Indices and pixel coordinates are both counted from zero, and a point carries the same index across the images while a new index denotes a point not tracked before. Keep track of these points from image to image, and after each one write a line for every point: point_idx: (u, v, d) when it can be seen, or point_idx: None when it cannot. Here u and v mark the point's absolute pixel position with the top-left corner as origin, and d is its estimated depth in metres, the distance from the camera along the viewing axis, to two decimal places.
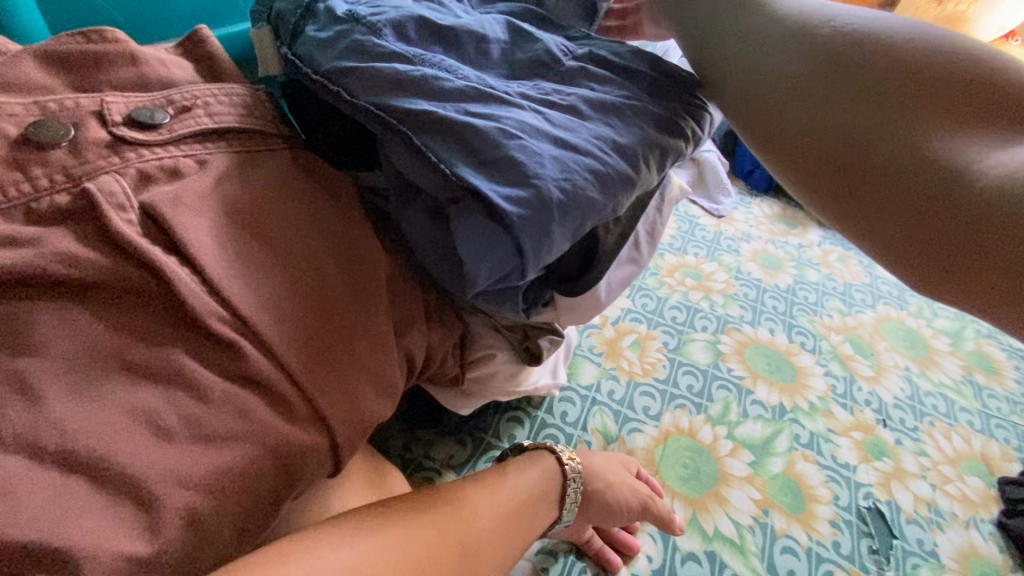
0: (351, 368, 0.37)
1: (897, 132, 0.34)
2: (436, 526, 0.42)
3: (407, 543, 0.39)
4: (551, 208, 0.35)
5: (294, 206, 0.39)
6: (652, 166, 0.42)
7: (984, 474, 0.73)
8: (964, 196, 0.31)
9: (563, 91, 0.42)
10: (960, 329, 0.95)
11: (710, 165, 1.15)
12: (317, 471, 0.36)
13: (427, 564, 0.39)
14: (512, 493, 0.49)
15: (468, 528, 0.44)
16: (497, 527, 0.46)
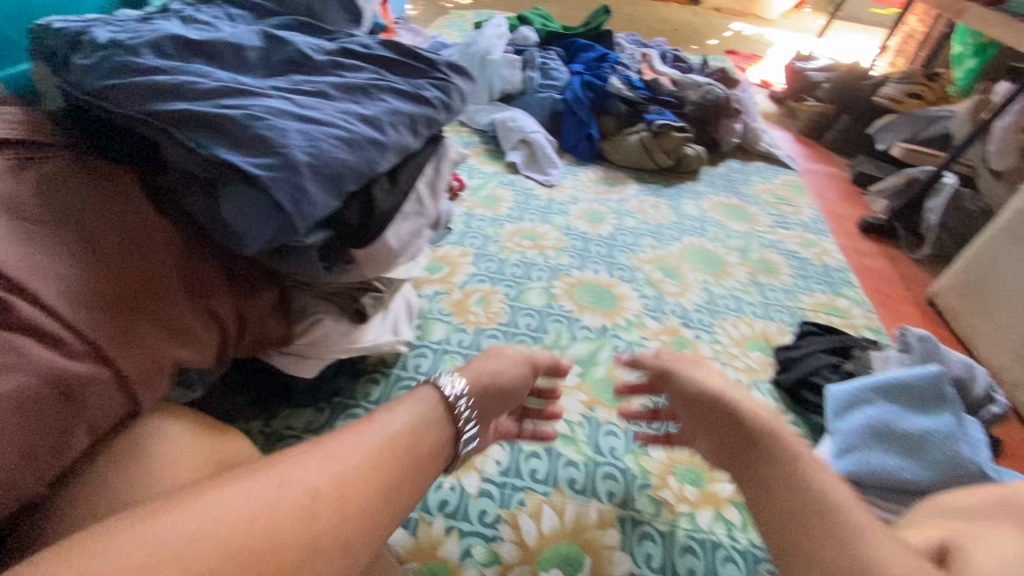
0: (131, 320, 0.42)
1: (783, 468, 0.50)
2: (298, 487, 0.35)
3: (259, 508, 0.33)
4: (299, 168, 0.45)
5: (54, 187, 0.42)
6: (399, 130, 0.54)
7: (764, 348, 0.92)
8: (813, 531, 0.44)
9: (313, 81, 0.52)
10: (748, 244, 1.18)
11: (538, 143, 1.31)
12: (112, 408, 0.40)
13: (277, 524, 0.33)
14: (380, 428, 0.42)
15: (335, 478, 0.37)
16: (372, 468, 0.39)
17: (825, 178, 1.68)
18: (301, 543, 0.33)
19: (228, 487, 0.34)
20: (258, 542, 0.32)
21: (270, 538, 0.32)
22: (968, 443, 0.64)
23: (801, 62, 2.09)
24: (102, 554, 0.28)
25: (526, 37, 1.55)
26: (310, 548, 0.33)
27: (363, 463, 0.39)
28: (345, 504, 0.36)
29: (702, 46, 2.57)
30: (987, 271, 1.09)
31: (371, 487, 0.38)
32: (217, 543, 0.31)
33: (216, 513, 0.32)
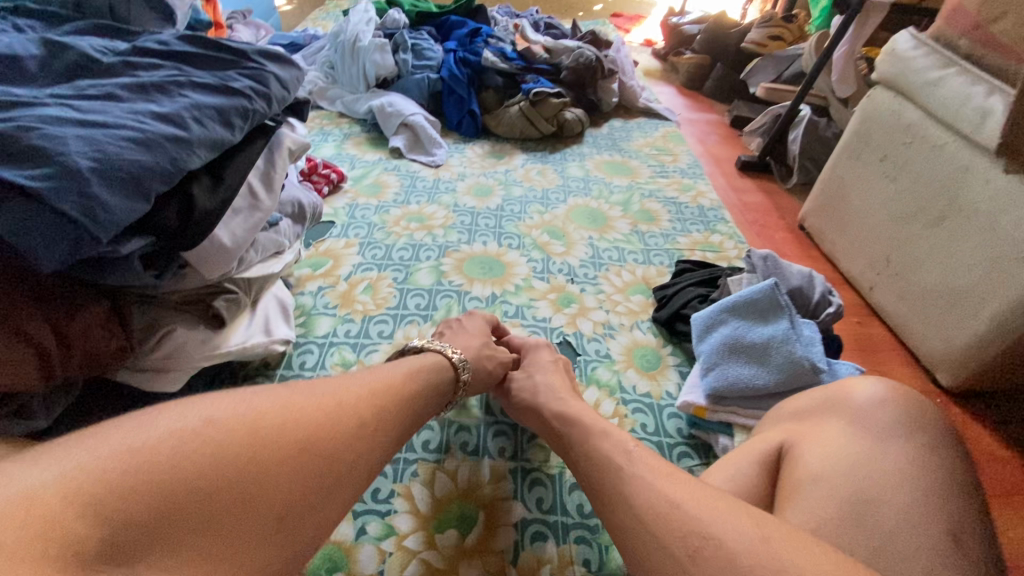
0: None
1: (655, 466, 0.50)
2: (328, 408, 0.47)
3: (301, 420, 0.45)
4: (83, 174, 0.43)
5: None
6: (206, 124, 0.53)
7: (645, 291, 0.98)
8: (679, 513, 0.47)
9: (99, 84, 0.50)
10: (630, 197, 1.23)
11: (419, 124, 1.29)
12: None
13: (288, 443, 0.42)
14: (392, 377, 0.56)
15: (360, 409, 0.49)
16: (384, 404, 0.52)
17: (706, 125, 1.77)
18: (328, 454, 0.44)
19: (261, 399, 0.45)
20: (301, 448, 0.43)
21: (304, 446, 0.43)
22: (802, 343, 0.70)
23: (676, 18, 2.18)
24: (181, 424, 0.39)
25: (396, 19, 1.52)
26: (330, 464, 0.44)
27: (384, 401, 0.52)
28: (365, 432, 0.48)
29: (587, 12, 2.62)
30: (838, 190, 1.19)
31: (334, 435, 0.46)
32: (262, 440, 0.41)
33: (272, 416, 0.43)
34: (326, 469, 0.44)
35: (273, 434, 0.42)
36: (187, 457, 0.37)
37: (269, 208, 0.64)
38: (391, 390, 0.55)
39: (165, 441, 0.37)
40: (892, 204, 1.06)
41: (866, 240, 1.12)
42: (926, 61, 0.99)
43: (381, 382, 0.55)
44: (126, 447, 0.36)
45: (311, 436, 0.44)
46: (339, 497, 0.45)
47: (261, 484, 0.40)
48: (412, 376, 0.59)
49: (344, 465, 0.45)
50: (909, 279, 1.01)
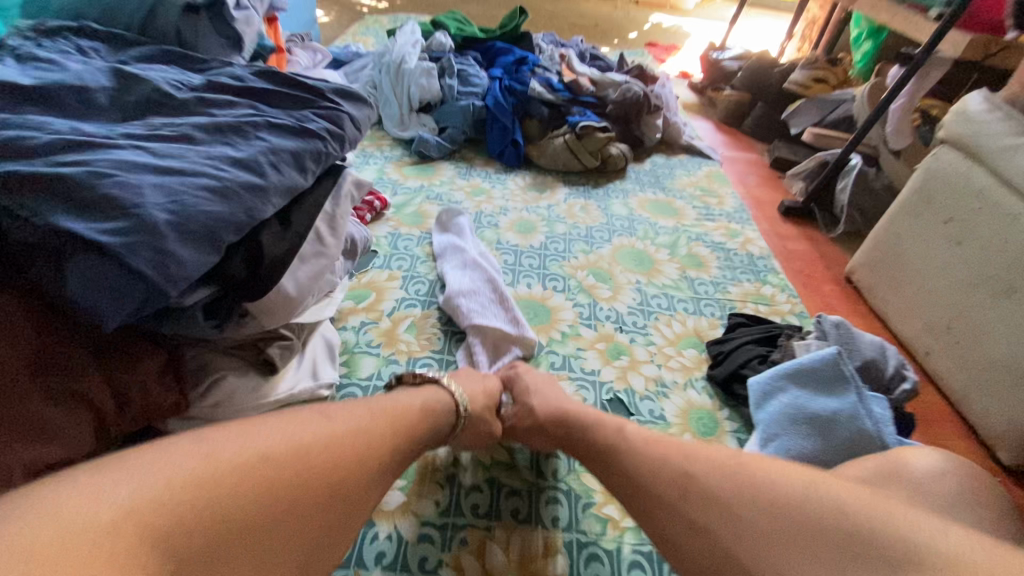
0: None
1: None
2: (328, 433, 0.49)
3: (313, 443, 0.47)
4: (160, 228, 0.40)
5: None
6: (282, 170, 0.50)
7: (698, 344, 0.94)
8: None
9: (173, 123, 0.47)
10: (677, 240, 1.20)
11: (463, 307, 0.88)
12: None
13: (329, 466, 0.46)
14: (389, 403, 0.58)
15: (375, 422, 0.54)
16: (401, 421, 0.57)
17: (746, 165, 1.73)
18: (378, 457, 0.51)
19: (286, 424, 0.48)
20: (314, 469, 0.45)
21: (313, 465, 0.45)
22: (873, 419, 0.66)
23: (716, 51, 2.17)
24: (227, 451, 0.42)
25: (442, 44, 1.52)
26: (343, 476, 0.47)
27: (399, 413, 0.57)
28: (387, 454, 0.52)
29: (622, 39, 2.63)
30: (894, 247, 1.14)
31: (369, 457, 0.50)
32: (296, 467, 0.44)
33: (300, 446, 0.46)
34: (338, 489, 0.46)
35: (296, 460, 0.45)
36: (266, 451, 0.44)
37: (334, 253, 0.60)
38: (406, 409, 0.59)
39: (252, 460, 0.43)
40: (955, 270, 1.01)
41: (921, 303, 1.07)
42: (1002, 127, 0.94)
43: (354, 439, 0.50)
44: (201, 463, 0.41)
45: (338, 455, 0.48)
46: (352, 521, 0.47)
47: (298, 480, 0.44)
48: (417, 417, 0.58)
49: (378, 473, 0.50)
50: (973, 349, 0.97)
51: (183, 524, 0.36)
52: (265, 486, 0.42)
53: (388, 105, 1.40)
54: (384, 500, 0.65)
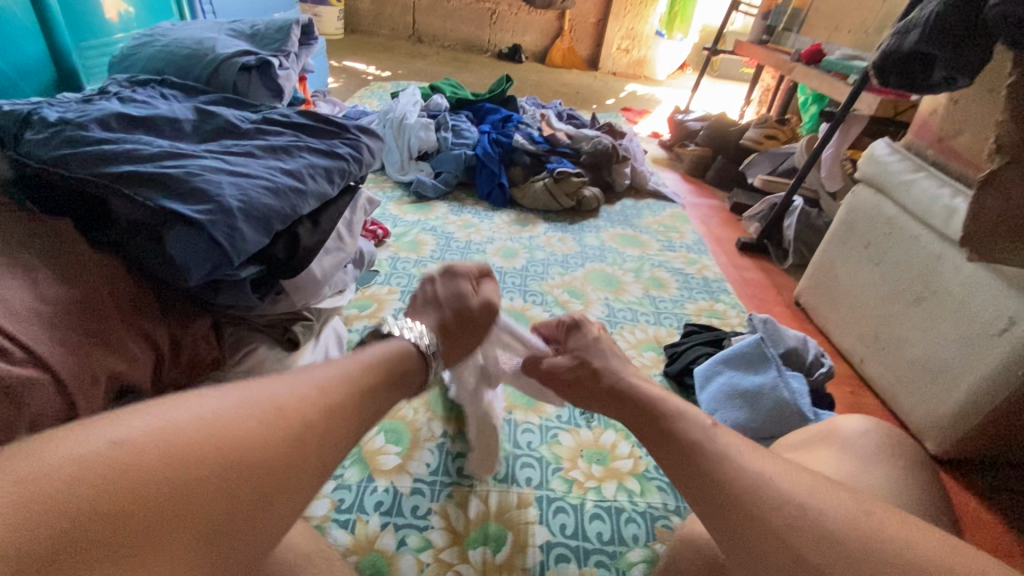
0: (78, 338, 0.50)
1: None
2: (252, 415, 0.41)
3: (236, 422, 0.40)
4: (233, 211, 0.56)
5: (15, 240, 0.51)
6: (317, 180, 0.67)
7: (657, 348, 1.08)
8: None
9: (240, 145, 0.65)
10: (642, 266, 1.37)
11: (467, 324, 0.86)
12: (53, 408, 0.46)
13: (271, 421, 0.42)
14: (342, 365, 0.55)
15: (307, 398, 0.46)
16: (337, 396, 0.49)
17: (708, 208, 1.94)
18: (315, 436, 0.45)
19: (198, 404, 0.40)
20: (246, 444, 0.39)
21: (245, 444, 0.39)
22: (790, 390, 0.79)
23: (682, 114, 2.45)
24: (151, 425, 0.37)
25: (439, 104, 1.77)
26: (276, 454, 0.41)
27: (333, 392, 0.49)
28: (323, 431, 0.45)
29: (601, 104, 2.94)
30: (829, 271, 1.31)
31: (315, 407, 0.46)
32: (220, 443, 0.38)
33: (226, 418, 0.40)
34: (276, 464, 0.40)
35: (222, 435, 0.38)
36: (180, 424, 0.37)
37: (350, 251, 0.76)
38: (342, 386, 0.51)
39: (167, 439, 0.36)
40: (877, 285, 1.17)
41: (854, 317, 1.22)
42: (900, 165, 1.13)
43: (289, 398, 0.45)
44: (104, 449, 0.33)
45: (263, 432, 0.41)
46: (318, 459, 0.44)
47: (219, 445, 0.38)
48: (388, 359, 0.60)
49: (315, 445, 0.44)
50: (895, 353, 1.09)
51: (92, 498, 0.31)
52: (186, 463, 0.35)
53: (390, 154, 1.61)
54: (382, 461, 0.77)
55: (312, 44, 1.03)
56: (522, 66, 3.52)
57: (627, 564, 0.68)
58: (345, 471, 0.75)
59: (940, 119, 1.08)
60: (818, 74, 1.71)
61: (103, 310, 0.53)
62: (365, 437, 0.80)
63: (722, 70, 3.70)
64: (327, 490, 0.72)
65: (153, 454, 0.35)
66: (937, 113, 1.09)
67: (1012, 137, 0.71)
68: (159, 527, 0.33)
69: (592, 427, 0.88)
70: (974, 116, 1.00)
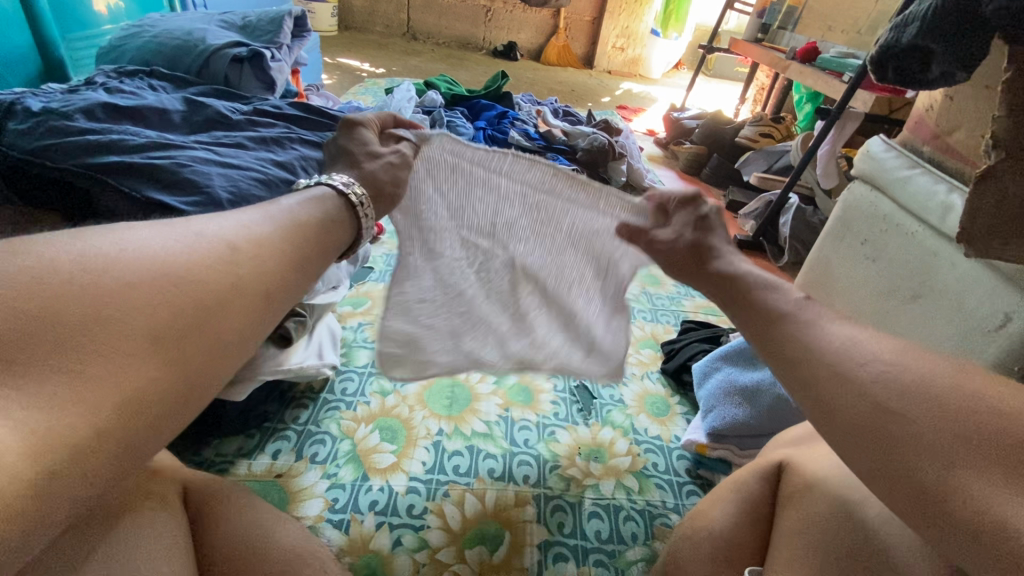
0: None
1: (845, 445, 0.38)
2: (173, 252, 0.37)
3: (178, 262, 0.37)
4: (222, 203, 0.54)
5: None
6: (310, 172, 0.65)
7: (654, 345, 1.08)
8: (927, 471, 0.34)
9: (230, 135, 0.64)
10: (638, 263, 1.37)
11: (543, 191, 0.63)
12: None
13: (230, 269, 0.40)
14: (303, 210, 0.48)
15: (236, 245, 0.41)
16: (278, 246, 0.44)
17: None
18: (251, 285, 0.40)
19: (117, 237, 0.36)
20: (160, 284, 0.35)
21: (163, 280, 0.35)
22: None
23: (677, 113, 2.45)
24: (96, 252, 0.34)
25: (434, 100, 1.76)
26: (205, 297, 0.37)
27: (271, 242, 0.44)
28: (250, 285, 0.40)
29: (596, 102, 2.93)
30: (825, 269, 1.31)
31: (282, 264, 0.44)
32: (134, 282, 0.33)
33: (175, 249, 0.37)
34: (196, 305, 0.36)
35: (158, 276, 0.35)
36: (144, 263, 0.35)
37: None
38: (283, 239, 0.45)
39: (61, 278, 0.31)
40: (873, 283, 1.17)
41: (850, 315, 1.22)
42: (896, 161, 1.13)
43: (251, 237, 0.43)
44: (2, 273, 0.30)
45: (179, 272, 0.36)
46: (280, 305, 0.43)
47: (171, 266, 0.36)
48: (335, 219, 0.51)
49: (248, 294, 0.40)
50: None
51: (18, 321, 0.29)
52: (116, 300, 0.32)
53: None
54: (377, 459, 0.75)
55: (305, 36, 1.02)
56: (518, 64, 3.51)
57: (626, 563, 0.68)
58: (339, 470, 0.73)
59: (937, 115, 1.08)
60: (813, 72, 1.70)
61: None
62: (360, 436, 0.79)
63: (717, 69, 3.70)
64: (320, 488, 0.71)
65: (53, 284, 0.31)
66: (933, 109, 1.09)
67: (1007, 133, 0.69)
68: (61, 350, 0.30)
69: (590, 425, 0.87)
70: (970, 112, 1.00)
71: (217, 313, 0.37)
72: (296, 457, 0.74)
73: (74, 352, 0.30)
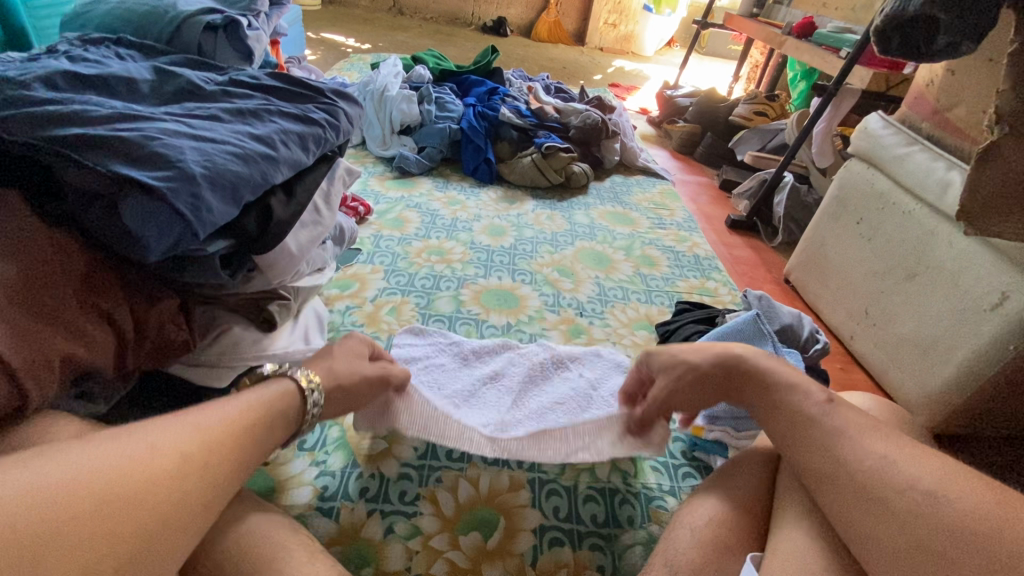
0: (28, 323, 0.46)
1: None
2: (126, 469, 0.38)
3: (116, 475, 0.37)
4: (197, 179, 0.51)
5: None
6: (290, 147, 0.62)
7: (649, 327, 1.06)
8: None
9: (204, 107, 0.60)
10: (632, 244, 1.35)
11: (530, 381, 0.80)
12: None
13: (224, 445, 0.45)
14: (260, 399, 0.51)
15: (185, 454, 0.41)
16: (225, 445, 0.45)
17: (698, 186, 1.91)
18: (195, 500, 0.41)
19: (64, 464, 0.36)
20: (93, 512, 0.35)
21: (96, 512, 0.35)
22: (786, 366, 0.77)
23: (670, 91, 2.40)
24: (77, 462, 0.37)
25: (421, 75, 1.70)
26: (130, 526, 0.36)
27: (219, 439, 0.44)
28: (159, 509, 0.38)
29: (588, 80, 2.86)
30: (820, 249, 1.30)
31: (227, 456, 0.44)
32: (64, 514, 0.34)
33: (170, 434, 0.42)
34: (128, 537, 0.36)
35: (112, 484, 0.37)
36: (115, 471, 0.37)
37: (328, 225, 0.71)
38: (217, 447, 0.44)
39: (4, 510, 0.32)
40: (869, 262, 1.16)
41: (845, 294, 1.21)
42: (894, 138, 1.11)
43: (224, 413, 0.47)
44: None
45: (108, 497, 0.36)
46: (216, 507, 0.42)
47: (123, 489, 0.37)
48: (282, 405, 0.53)
49: (186, 516, 0.40)
50: (887, 330, 1.08)
51: None
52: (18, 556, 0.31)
53: (371, 127, 1.55)
54: (367, 446, 0.73)
55: (285, 4, 0.97)
56: (508, 40, 3.42)
57: (622, 547, 0.67)
58: (328, 458, 0.71)
59: (937, 90, 1.06)
60: (810, 47, 1.67)
61: (53, 291, 0.48)
62: (349, 422, 0.77)
63: (710, 46, 3.64)
64: (308, 475, 0.69)
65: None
66: (933, 84, 1.07)
67: (1012, 107, 0.66)
68: None
69: None
70: (971, 87, 0.98)
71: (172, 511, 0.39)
72: (283, 445, 0.72)
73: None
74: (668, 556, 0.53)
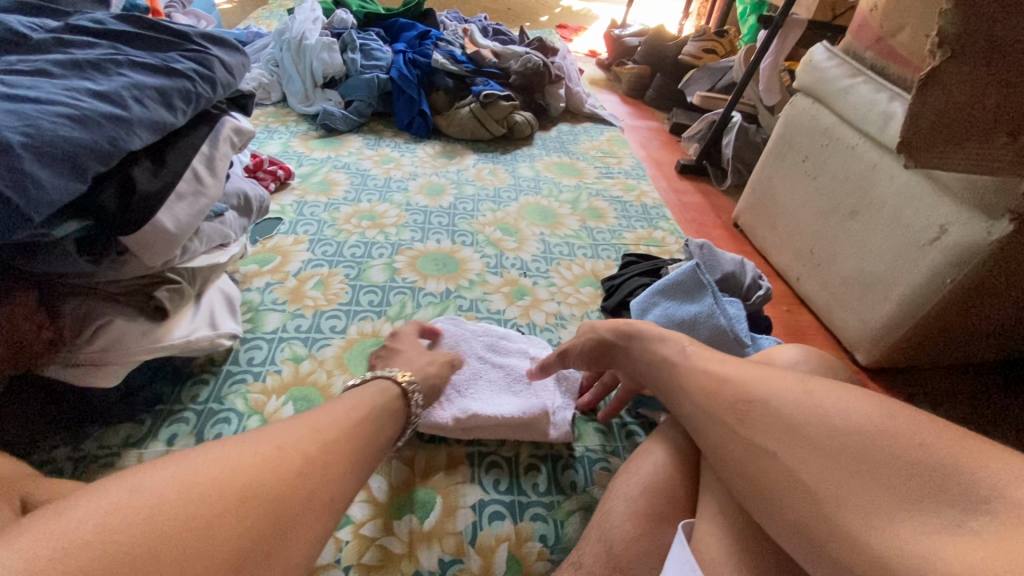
0: None
1: None
2: (273, 451, 0.41)
3: (248, 462, 0.39)
4: (14, 149, 0.41)
5: None
6: (147, 105, 0.52)
7: (594, 283, 1.02)
8: None
9: (28, 60, 0.49)
10: (578, 196, 1.29)
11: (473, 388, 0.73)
12: None
13: (347, 430, 0.48)
14: (361, 395, 0.54)
15: (318, 444, 0.44)
16: (343, 434, 0.47)
17: (648, 131, 1.84)
18: (321, 477, 0.42)
19: (221, 449, 0.39)
20: (240, 485, 0.37)
21: (255, 486, 0.38)
22: (727, 316, 0.73)
23: (618, 30, 2.29)
24: (230, 449, 0.39)
25: (344, 20, 1.55)
26: (270, 499, 0.38)
27: (338, 431, 0.47)
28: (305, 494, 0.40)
29: (533, 22, 2.69)
30: (767, 190, 1.28)
31: (347, 443, 0.46)
32: (210, 489, 0.35)
33: (301, 430, 0.44)
34: (280, 511, 0.38)
35: (247, 462, 0.39)
36: (250, 453, 0.40)
37: (213, 194, 0.62)
38: (341, 440, 0.46)
39: (164, 487, 0.34)
40: (814, 201, 1.14)
41: (791, 235, 1.20)
42: (838, 70, 1.07)
43: (340, 409, 0.50)
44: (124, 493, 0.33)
45: (258, 485, 0.38)
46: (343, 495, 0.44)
47: (254, 459, 0.39)
48: (381, 400, 0.55)
49: (320, 497, 0.41)
50: (830, 269, 1.08)
51: None
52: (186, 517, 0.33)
53: (292, 82, 1.41)
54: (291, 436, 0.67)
55: None
56: None
57: (565, 513, 0.65)
58: None
59: (880, 15, 1.01)
60: None
61: None
62: (270, 409, 0.70)
63: None
64: None
65: (160, 509, 0.33)
66: (877, 10, 1.02)
67: (955, 29, 0.62)
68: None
69: None
70: (915, 9, 0.93)
71: (309, 502, 0.40)
72: (195, 440, 0.66)
73: (167, 535, 0.32)
74: (604, 529, 0.52)
